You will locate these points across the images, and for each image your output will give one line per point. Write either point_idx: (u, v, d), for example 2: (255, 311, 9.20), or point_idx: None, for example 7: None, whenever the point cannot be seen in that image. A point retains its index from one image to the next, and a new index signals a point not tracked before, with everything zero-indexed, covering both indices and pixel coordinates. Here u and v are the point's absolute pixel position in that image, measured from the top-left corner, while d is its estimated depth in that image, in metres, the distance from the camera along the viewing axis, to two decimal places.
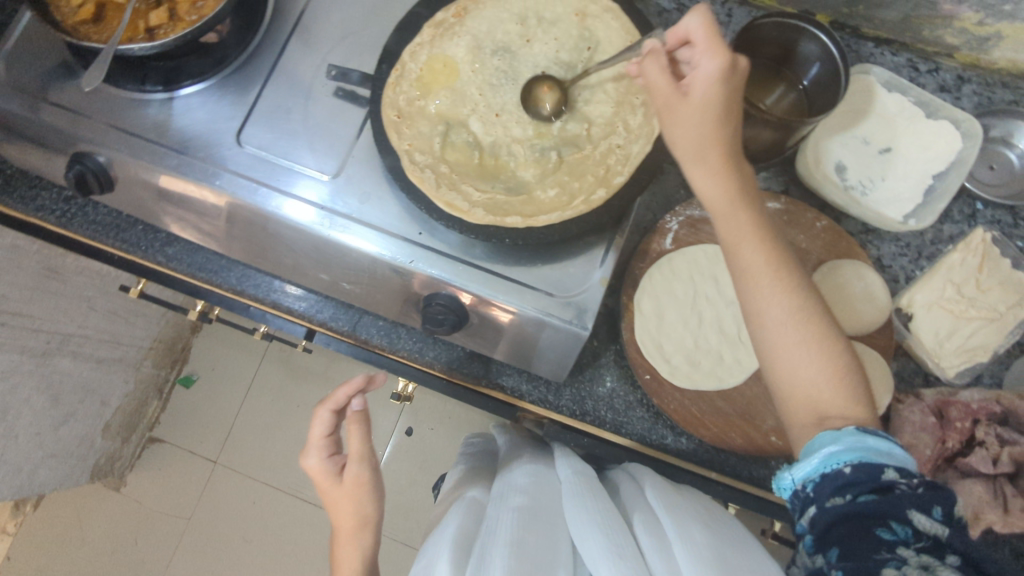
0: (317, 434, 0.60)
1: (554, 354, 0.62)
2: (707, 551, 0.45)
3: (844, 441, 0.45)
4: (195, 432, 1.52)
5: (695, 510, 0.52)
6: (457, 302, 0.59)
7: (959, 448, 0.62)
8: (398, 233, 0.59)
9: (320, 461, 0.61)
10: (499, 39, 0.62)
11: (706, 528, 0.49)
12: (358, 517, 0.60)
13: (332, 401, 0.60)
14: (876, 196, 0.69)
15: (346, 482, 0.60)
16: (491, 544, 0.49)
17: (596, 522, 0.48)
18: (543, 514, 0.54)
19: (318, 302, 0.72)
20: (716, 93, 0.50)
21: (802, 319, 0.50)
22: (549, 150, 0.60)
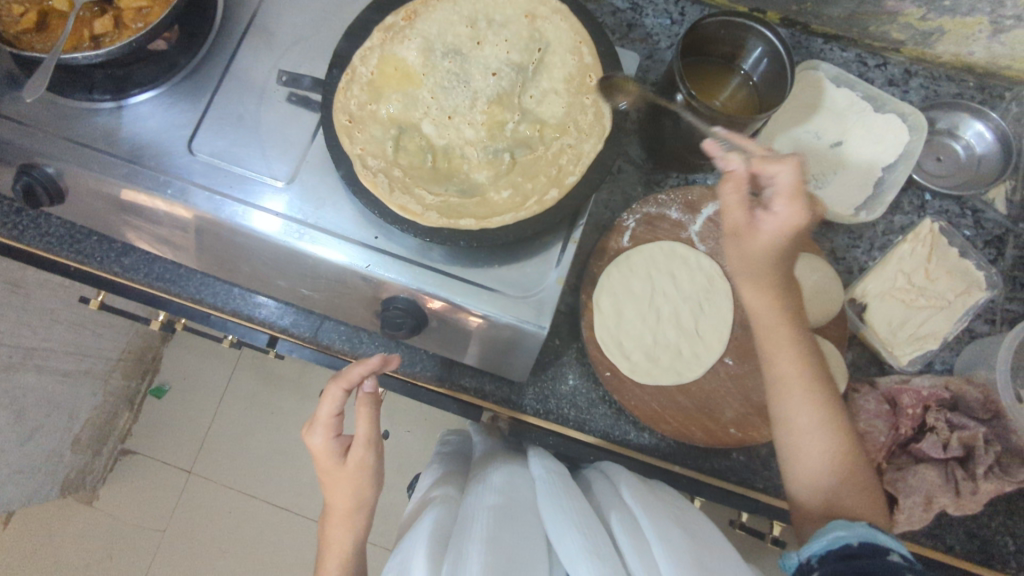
0: (328, 414, 0.58)
1: (516, 355, 0.63)
2: (689, 555, 0.44)
3: (854, 528, 0.45)
4: (169, 442, 1.50)
5: (672, 510, 0.52)
6: (415, 305, 0.60)
7: (911, 433, 0.63)
8: (354, 238, 0.59)
9: (325, 440, 0.60)
10: (450, 42, 0.62)
11: (680, 525, 0.49)
12: (355, 501, 0.61)
13: (346, 380, 0.58)
14: (828, 190, 0.71)
15: (348, 465, 0.61)
16: (466, 543, 0.49)
17: (569, 523, 0.49)
18: (517, 515, 0.54)
19: (280, 309, 0.72)
20: (778, 234, 0.53)
21: (829, 429, 0.54)
22: (502, 151, 0.60)
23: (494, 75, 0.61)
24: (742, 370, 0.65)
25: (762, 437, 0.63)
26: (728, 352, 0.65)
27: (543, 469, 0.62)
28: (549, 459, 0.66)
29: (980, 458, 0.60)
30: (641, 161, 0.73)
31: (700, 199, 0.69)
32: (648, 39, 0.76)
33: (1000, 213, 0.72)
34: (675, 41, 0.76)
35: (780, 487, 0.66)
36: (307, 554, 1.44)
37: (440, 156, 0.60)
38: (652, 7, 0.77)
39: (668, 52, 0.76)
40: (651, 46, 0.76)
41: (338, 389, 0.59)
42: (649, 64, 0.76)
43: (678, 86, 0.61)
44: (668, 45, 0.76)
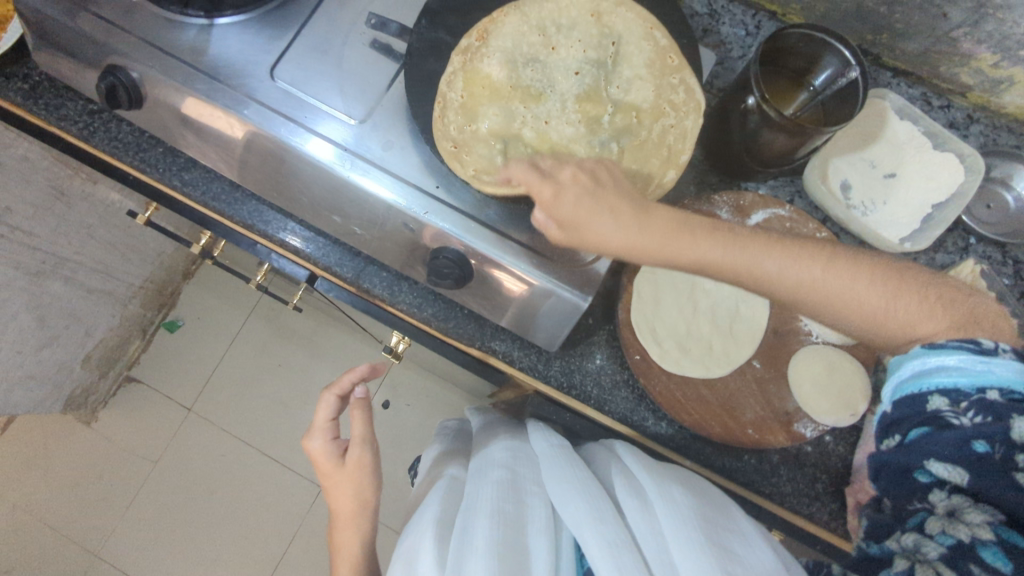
0: (320, 416, 0.74)
1: (551, 324, 0.64)
2: (688, 518, 0.49)
3: (909, 366, 0.48)
4: (173, 377, 1.52)
5: (670, 474, 0.57)
6: (464, 258, 0.61)
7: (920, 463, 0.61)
8: (415, 184, 0.61)
9: (325, 443, 0.74)
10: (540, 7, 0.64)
11: (685, 489, 0.54)
12: (357, 500, 0.73)
13: (336, 385, 0.73)
14: (876, 217, 0.72)
15: (347, 465, 0.73)
16: (474, 516, 0.54)
17: (575, 491, 0.53)
18: (521, 485, 0.60)
19: (325, 247, 0.73)
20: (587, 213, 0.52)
21: (822, 263, 0.51)
22: (608, 142, 0.61)
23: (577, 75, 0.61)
24: (767, 375, 0.65)
25: (776, 441, 0.64)
26: (757, 355, 0.66)
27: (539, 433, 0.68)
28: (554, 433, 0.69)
29: None
30: (698, 161, 0.75)
31: (751, 205, 0.71)
32: (721, 45, 0.78)
33: None
34: (747, 52, 0.77)
35: (786, 496, 0.66)
36: (291, 508, 1.45)
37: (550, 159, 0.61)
38: (730, 15, 0.78)
39: (739, 61, 0.78)
40: (723, 53, 0.78)
41: (332, 396, 0.74)
42: (719, 70, 0.77)
43: (752, 88, 0.62)
44: (740, 54, 0.77)
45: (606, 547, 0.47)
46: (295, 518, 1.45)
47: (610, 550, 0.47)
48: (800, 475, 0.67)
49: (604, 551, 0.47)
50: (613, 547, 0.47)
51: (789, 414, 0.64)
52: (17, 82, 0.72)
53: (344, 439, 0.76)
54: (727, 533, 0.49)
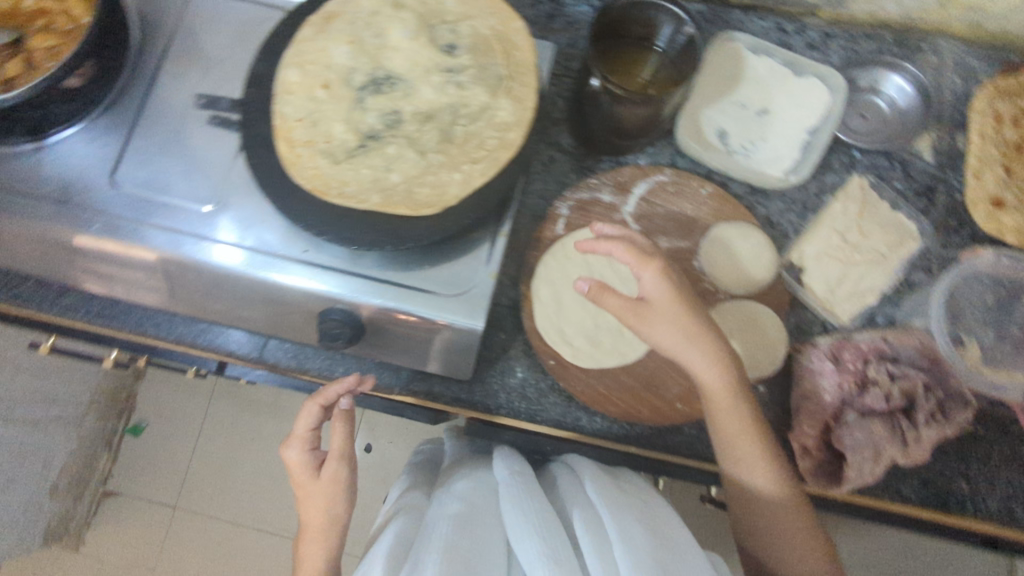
0: (299, 425, 0.62)
1: (462, 355, 0.63)
2: (646, 559, 0.48)
3: None
4: (152, 480, 1.49)
5: (627, 503, 0.57)
6: (352, 315, 0.59)
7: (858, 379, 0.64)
8: (282, 253, 0.58)
9: (302, 453, 0.63)
10: (362, 43, 0.61)
11: (642, 523, 0.53)
12: (328, 518, 0.61)
13: (321, 394, 0.62)
14: (758, 157, 0.72)
15: (321, 479, 0.62)
16: (426, 552, 0.54)
17: (531, 531, 0.53)
18: (478, 519, 0.59)
19: (222, 332, 0.70)
20: (666, 296, 0.58)
21: (772, 462, 0.60)
22: (461, 164, 0.57)
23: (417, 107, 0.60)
24: None
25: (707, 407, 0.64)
26: None
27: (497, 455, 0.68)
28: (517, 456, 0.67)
29: (921, 404, 0.63)
30: (573, 147, 0.73)
31: (631, 180, 0.70)
32: (570, 28, 0.76)
33: (928, 164, 0.73)
34: None
35: None
36: None
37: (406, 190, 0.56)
38: None
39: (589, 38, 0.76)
40: (573, 35, 0.76)
41: (315, 405, 0.63)
42: (571, 52, 0.75)
43: (593, 71, 0.61)
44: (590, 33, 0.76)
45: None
46: None
47: None
48: None
49: None
50: None
51: None
52: None
53: (321, 451, 0.65)
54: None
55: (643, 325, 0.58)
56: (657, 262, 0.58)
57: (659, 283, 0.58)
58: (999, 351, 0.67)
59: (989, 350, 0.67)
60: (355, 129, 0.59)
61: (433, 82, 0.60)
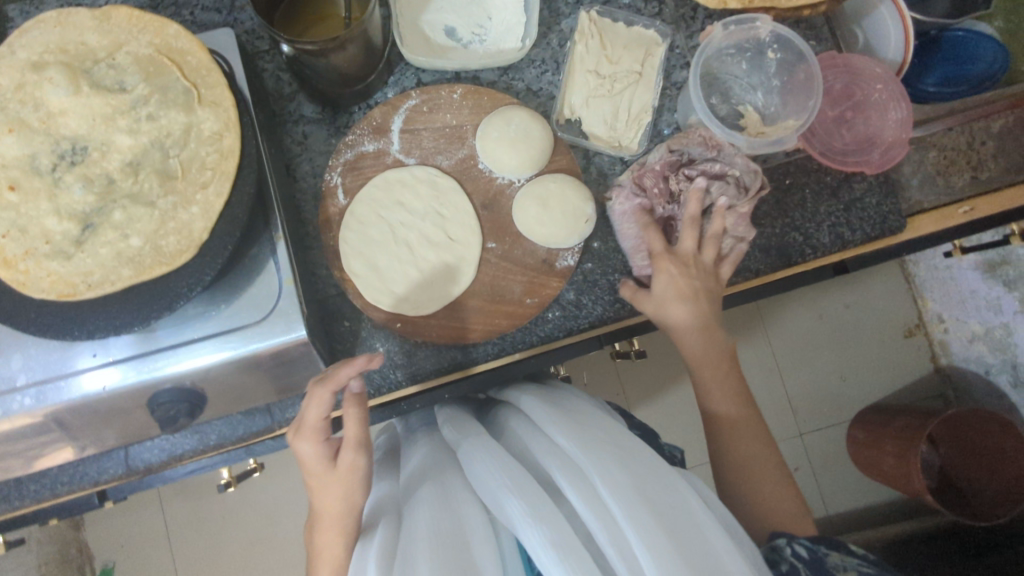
0: (309, 416, 0.56)
1: (313, 365, 0.62)
2: (635, 498, 0.44)
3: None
4: None
5: (606, 445, 0.52)
6: (181, 388, 0.57)
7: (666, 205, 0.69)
8: (72, 370, 0.54)
9: (315, 445, 0.58)
10: (14, 120, 0.53)
11: (623, 462, 0.49)
12: (346, 508, 0.57)
13: (332, 380, 0.56)
14: (491, 37, 0.71)
15: (337, 470, 0.58)
16: (410, 548, 0.48)
17: (515, 493, 0.48)
18: (458, 506, 0.54)
19: (79, 467, 0.66)
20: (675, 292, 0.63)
21: (731, 378, 0.64)
22: (192, 197, 0.53)
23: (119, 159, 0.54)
24: (506, 246, 0.66)
25: (553, 288, 0.66)
26: (486, 236, 0.66)
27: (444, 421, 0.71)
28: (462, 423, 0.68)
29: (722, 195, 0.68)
30: (319, 115, 0.68)
31: (385, 118, 0.67)
32: None
33: None
34: None
35: (604, 315, 0.67)
36: None
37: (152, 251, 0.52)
38: None
39: None
40: None
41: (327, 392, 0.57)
42: None
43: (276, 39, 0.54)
44: None
45: (550, 552, 0.42)
46: None
47: (554, 551, 0.42)
48: (601, 289, 0.68)
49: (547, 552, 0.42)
50: (561, 548, 0.42)
51: (547, 259, 0.66)
52: None
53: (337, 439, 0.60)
54: (675, 513, 0.45)
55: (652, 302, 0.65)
56: (668, 269, 0.63)
57: (673, 280, 0.63)
58: (774, 106, 0.71)
59: (766, 112, 0.71)
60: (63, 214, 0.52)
61: (121, 127, 0.54)
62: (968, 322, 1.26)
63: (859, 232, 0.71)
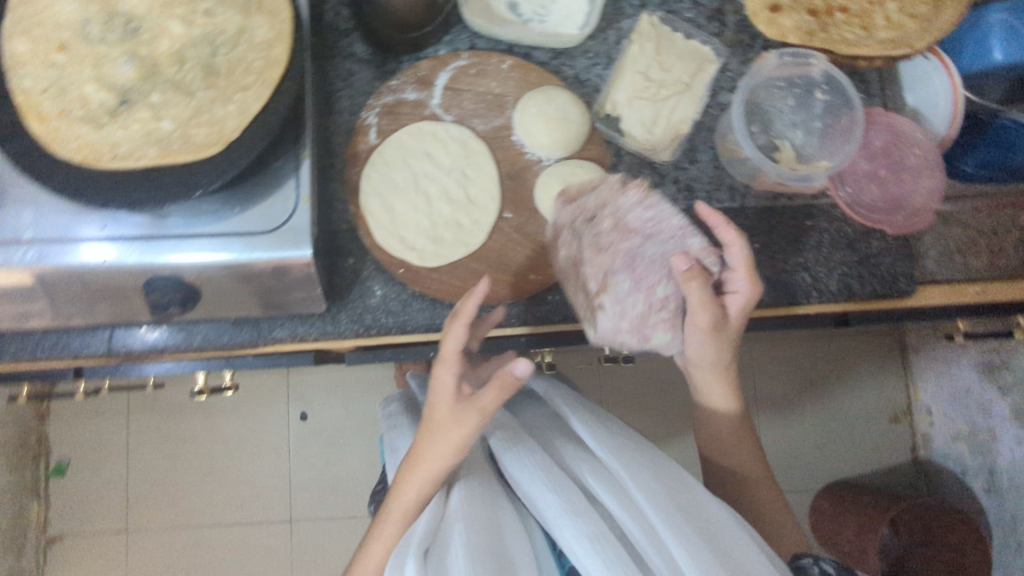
0: (448, 348, 0.59)
1: (309, 289, 0.62)
2: (653, 488, 0.54)
3: None
4: (91, 510, 1.48)
5: (631, 454, 0.60)
6: (178, 280, 0.58)
7: (608, 249, 0.62)
8: (76, 238, 0.55)
9: (450, 381, 0.59)
10: None
11: (650, 471, 0.57)
12: (447, 456, 0.58)
13: (463, 315, 0.59)
14: (552, 20, 0.71)
15: (453, 416, 0.58)
16: (449, 543, 0.57)
17: (550, 487, 0.56)
18: (485, 497, 0.64)
19: (64, 339, 0.67)
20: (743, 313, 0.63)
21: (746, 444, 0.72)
22: (232, 99, 0.55)
23: (172, 49, 0.56)
24: (522, 219, 0.66)
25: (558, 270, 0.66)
26: (505, 206, 0.66)
27: None
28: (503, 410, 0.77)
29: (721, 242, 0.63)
30: (369, 57, 0.70)
31: (431, 72, 0.68)
32: None
33: None
34: None
35: None
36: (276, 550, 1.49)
37: (180, 140, 0.54)
38: None
39: None
40: None
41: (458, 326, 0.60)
42: None
43: None
44: None
45: (589, 542, 0.51)
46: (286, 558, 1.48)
47: (593, 545, 0.50)
48: None
49: (588, 549, 0.50)
50: (600, 540, 0.51)
51: (558, 241, 0.66)
52: None
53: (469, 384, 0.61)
54: (690, 505, 0.55)
55: (714, 334, 0.62)
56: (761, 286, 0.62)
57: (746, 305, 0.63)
58: (812, 147, 0.71)
59: (802, 151, 0.71)
60: (106, 86, 0.54)
61: (178, 16, 0.56)
62: (954, 419, 1.25)
63: (867, 288, 0.72)
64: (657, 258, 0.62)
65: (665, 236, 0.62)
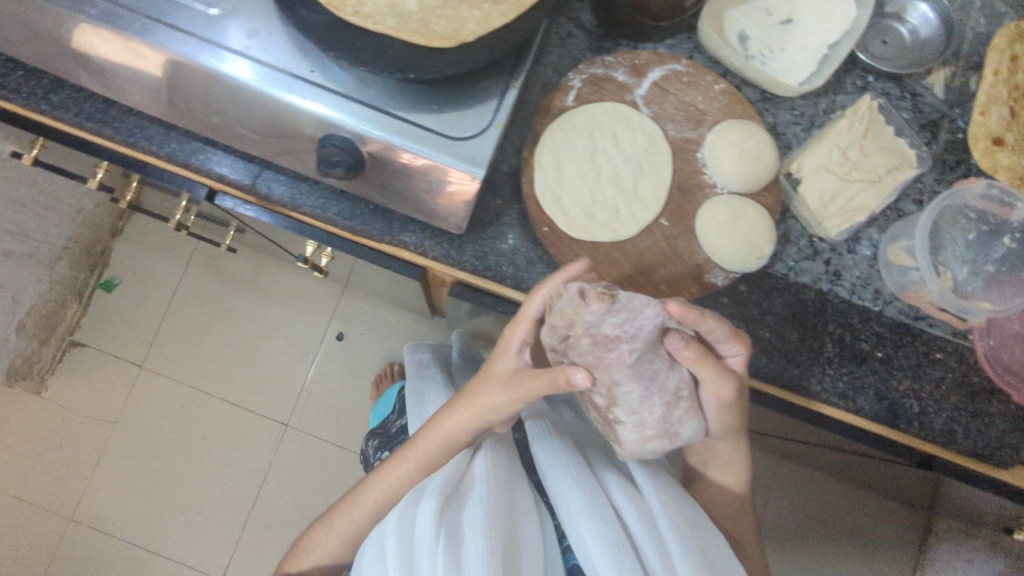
0: (526, 310, 0.60)
1: (460, 209, 0.62)
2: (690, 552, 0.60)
3: None
4: (121, 334, 1.51)
5: (667, 491, 0.67)
6: (352, 144, 0.59)
7: (587, 348, 0.57)
8: (287, 70, 0.58)
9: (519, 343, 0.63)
10: None
11: (679, 505, 0.66)
12: (484, 408, 0.65)
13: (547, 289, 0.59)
14: (775, 65, 0.72)
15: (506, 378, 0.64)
16: (472, 522, 0.61)
17: (586, 493, 0.64)
18: (508, 498, 0.67)
19: (217, 158, 0.68)
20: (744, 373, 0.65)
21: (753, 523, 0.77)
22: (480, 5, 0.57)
23: None
24: (676, 231, 0.66)
25: (689, 292, 0.66)
26: (665, 213, 0.66)
27: (535, 412, 0.81)
28: (546, 415, 0.81)
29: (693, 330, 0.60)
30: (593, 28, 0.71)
31: (647, 64, 0.69)
32: None
33: (937, 99, 0.73)
34: None
35: None
36: (259, 449, 1.48)
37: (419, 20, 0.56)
38: None
39: None
40: None
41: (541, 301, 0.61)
42: None
43: None
44: None
45: (591, 518, 0.62)
46: (265, 459, 1.48)
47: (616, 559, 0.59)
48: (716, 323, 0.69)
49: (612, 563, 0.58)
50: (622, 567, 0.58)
51: (700, 266, 0.65)
52: None
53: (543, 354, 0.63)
54: (706, 541, 0.64)
55: (734, 401, 0.63)
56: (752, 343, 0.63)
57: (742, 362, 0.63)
58: (974, 286, 0.69)
59: (961, 285, 0.69)
60: None
61: None
62: None
63: (970, 441, 0.69)
64: (645, 364, 0.58)
65: (640, 339, 0.55)
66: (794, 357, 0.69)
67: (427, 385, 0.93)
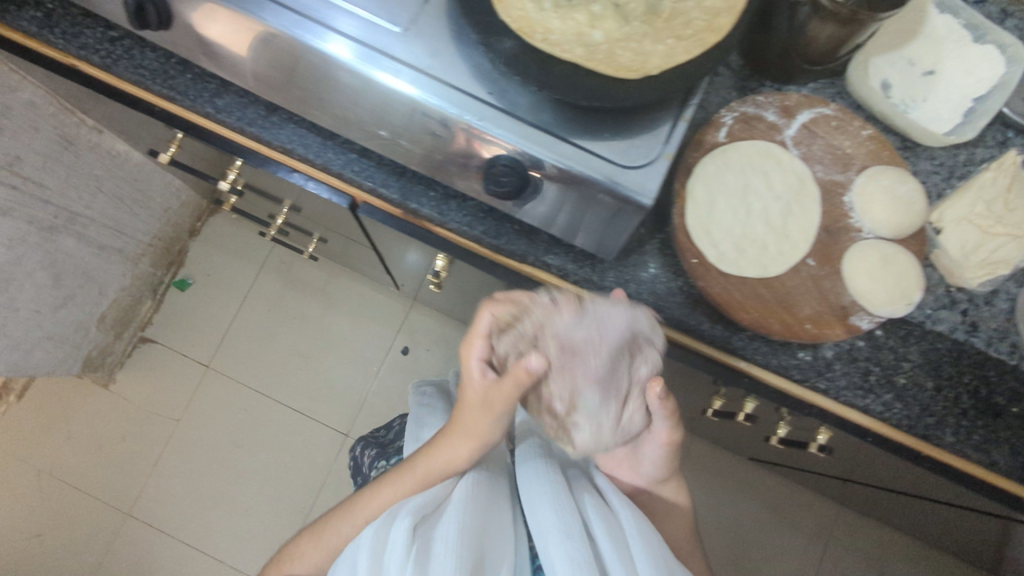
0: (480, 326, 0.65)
1: (614, 237, 0.65)
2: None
3: None
4: (190, 332, 1.53)
5: (632, 524, 0.67)
6: (520, 164, 0.60)
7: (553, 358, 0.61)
8: (463, 89, 0.59)
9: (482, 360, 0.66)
10: None
11: (650, 538, 0.66)
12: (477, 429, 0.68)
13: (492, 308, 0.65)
14: (919, 114, 0.72)
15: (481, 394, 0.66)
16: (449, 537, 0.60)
17: (556, 513, 0.65)
18: (487, 520, 0.66)
19: (369, 170, 0.70)
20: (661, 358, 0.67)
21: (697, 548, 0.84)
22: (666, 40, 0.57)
23: None
24: (823, 272, 0.66)
25: (834, 333, 0.66)
26: (812, 253, 0.67)
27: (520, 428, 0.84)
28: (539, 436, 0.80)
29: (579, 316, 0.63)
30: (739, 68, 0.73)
31: (797, 106, 0.70)
32: None
33: None
34: None
35: (841, 389, 0.69)
36: (317, 457, 1.49)
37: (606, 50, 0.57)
38: None
39: None
40: None
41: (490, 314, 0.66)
42: None
43: None
44: None
45: (560, 534, 0.63)
46: (323, 467, 1.48)
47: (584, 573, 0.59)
48: (854, 368, 0.70)
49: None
50: None
51: (845, 308, 0.66)
52: (31, 11, 0.68)
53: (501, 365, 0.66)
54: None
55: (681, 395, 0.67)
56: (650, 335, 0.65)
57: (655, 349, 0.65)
58: None
59: None
60: None
61: None
62: None
63: None
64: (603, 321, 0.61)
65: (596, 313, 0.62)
66: (927, 407, 0.69)
67: (426, 412, 0.92)
